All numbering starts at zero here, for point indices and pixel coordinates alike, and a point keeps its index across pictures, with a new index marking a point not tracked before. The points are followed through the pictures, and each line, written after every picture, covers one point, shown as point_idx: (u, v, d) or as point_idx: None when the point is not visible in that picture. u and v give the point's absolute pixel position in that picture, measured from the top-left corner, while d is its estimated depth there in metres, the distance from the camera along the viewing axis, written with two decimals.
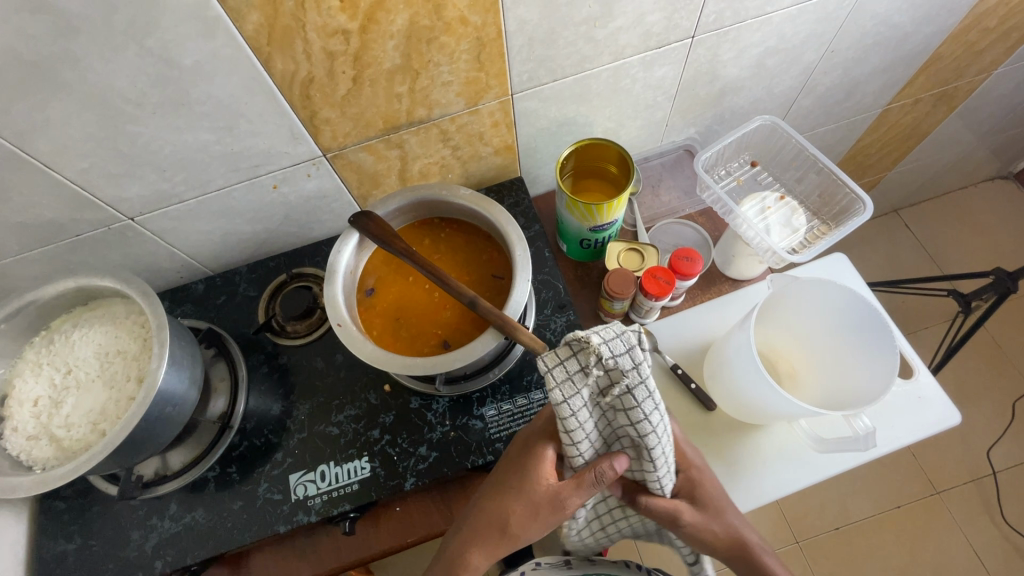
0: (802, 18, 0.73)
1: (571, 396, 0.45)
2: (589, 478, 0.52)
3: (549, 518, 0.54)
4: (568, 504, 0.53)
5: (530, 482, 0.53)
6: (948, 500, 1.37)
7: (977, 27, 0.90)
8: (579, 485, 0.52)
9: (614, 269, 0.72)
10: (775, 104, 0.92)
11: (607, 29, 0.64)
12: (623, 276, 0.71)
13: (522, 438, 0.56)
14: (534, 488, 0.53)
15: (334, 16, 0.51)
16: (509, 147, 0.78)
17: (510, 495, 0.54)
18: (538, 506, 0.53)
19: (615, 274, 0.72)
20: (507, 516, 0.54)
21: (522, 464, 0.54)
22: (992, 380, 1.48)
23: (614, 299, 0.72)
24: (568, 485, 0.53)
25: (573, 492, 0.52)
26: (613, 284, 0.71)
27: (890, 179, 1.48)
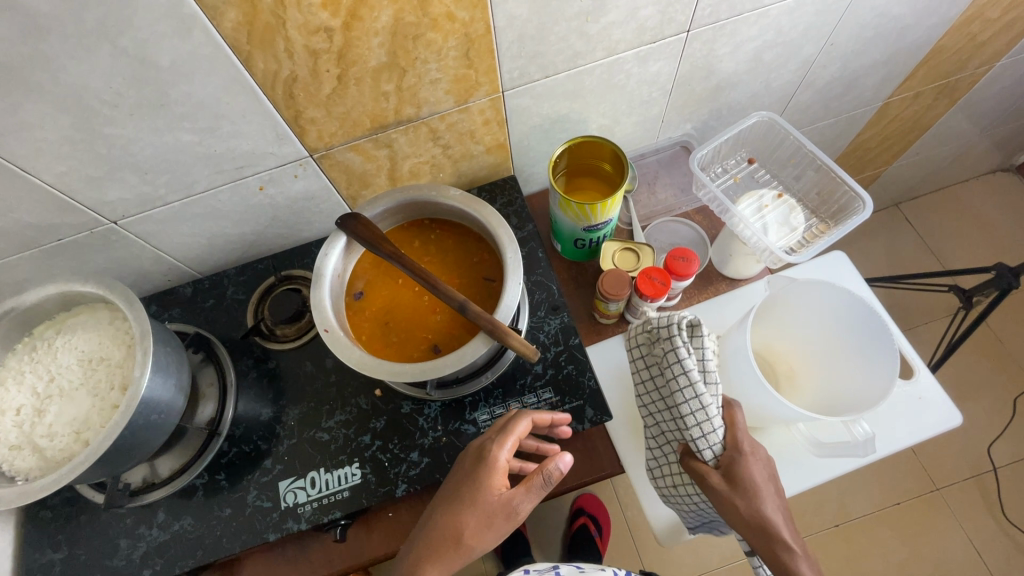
0: (800, 11, 0.72)
1: (637, 357, 0.67)
2: (538, 479, 0.55)
3: (498, 528, 0.54)
4: (518, 511, 0.55)
5: (483, 491, 0.54)
6: (948, 496, 1.36)
7: (980, 18, 0.88)
8: (527, 489, 0.55)
9: (609, 270, 0.71)
10: (773, 99, 0.90)
11: (600, 24, 0.62)
12: (617, 278, 0.70)
13: (475, 448, 0.57)
14: (486, 496, 0.54)
15: (315, 14, 0.49)
16: (501, 145, 0.76)
17: (465, 507, 0.54)
18: (491, 515, 0.54)
19: (609, 275, 0.70)
20: (461, 527, 0.53)
21: (474, 475, 0.55)
22: (993, 376, 1.47)
23: (608, 301, 0.70)
24: (518, 490, 0.55)
25: (524, 496, 0.55)
26: (608, 286, 0.70)
27: (890, 173, 1.46)
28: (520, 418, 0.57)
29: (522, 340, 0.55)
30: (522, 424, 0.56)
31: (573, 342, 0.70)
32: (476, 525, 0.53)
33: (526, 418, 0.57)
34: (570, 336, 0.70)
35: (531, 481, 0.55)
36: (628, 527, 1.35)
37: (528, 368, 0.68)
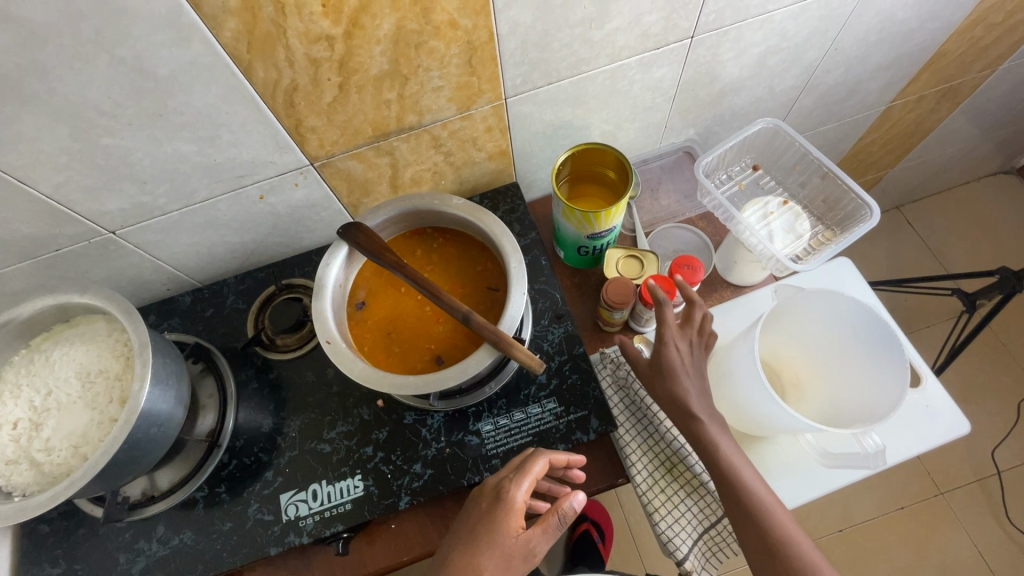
0: (804, 16, 0.71)
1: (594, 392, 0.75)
2: (554, 520, 0.54)
3: (515, 573, 0.53)
4: (535, 552, 0.53)
5: (501, 535, 0.52)
6: (952, 500, 1.36)
7: (983, 23, 0.88)
8: (543, 530, 0.54)
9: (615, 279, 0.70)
10: (776, 104, 0.89)
11: (603, 31, 0.62)
12: (623, 287, 0.69)
13: (489, 487, 0.56)
14: (505, 539, 0.52)
15: (317, 22, 0.48)
16: (503, 152, 0.75)
17: (483, 550, 0.52)
18: (509, 559, 0.52)
19: (614, 284, 0.69)
20: (479, 571, 0.52)
21: (490, 516, 0.53)
22: (997, 380, 1.47)
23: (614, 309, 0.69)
24: (535, 531, 0.53)
25: (541, 537, 0.54)
26: (613, 295, 0.69)
27: (892, 176, 1.45)
28: (537, 457, 0.56)
29: (527, 352, 0.55)
30: (539, 464, 0.55)
31: (577, 351, 0.69)
32: (495, 568, 0.52)
33: (544, 458, 0.56)
34: (574, 345, 0.69)
35: (547, 522, 0.54)
36: (630, 532, 1.34)
37: (533, 378, 0.68)
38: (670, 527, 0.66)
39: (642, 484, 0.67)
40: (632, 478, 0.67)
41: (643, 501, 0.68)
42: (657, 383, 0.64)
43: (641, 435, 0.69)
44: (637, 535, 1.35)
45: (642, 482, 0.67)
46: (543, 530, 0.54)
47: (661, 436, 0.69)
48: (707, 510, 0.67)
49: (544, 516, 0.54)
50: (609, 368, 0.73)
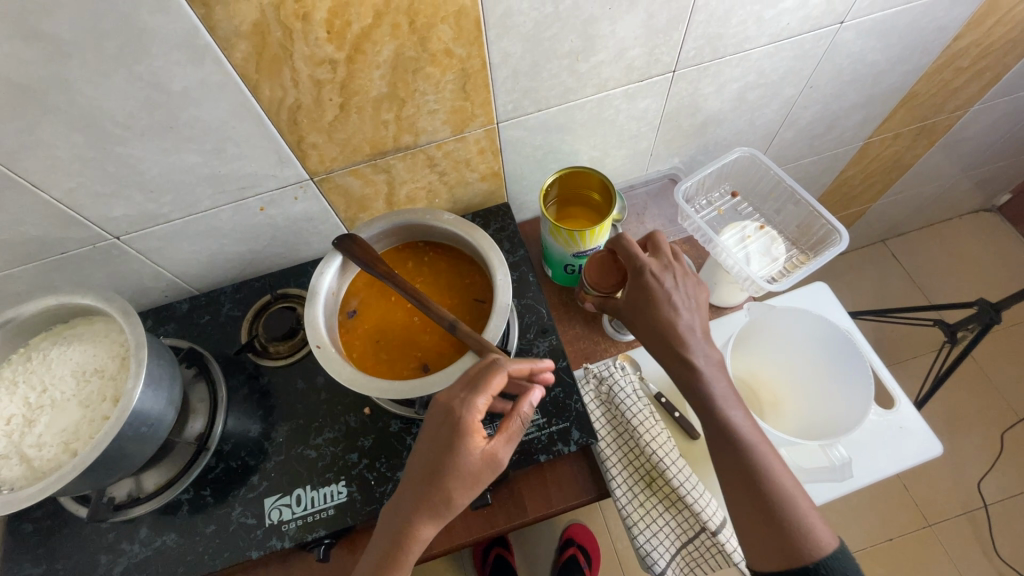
0: (779, 55, 0.76)
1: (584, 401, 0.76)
2: (515, 426, 0.54)
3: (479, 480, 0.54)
4: (501, 461, 0.54)
5: (464, 456, 0.52)
6: (940, 532, 1.35)
7: (951, 66, 0.93)
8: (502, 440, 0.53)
9: (599, 257, 0.67)
10: (757, 136, 0.94)
11: (590, 63, 0.66)
12: (606, 268, 0.66)
13: (441, 402, 0.53)
14: (469, 459, 0.52)
15: (321, 46, 0.53)
16: (495, 173, 0.79)
17: (449, 474, 0.52)
18: (476, 474, 0.53)
19: (601, 262, 0.67)
20: (449, 493, 0.52)
21: (451, 442, 0.51)
22: (982, 412, 1.48)
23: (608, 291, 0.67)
24: (499, 442, 0.53)
25: (505, 446, 0.54)
26: (597, 278, 0.66)
27: (875, 210, 1.50)
28: (494, 370, 0.52)
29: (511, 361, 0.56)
30: (497, 377, 0.52)
31: (560, 364, 0.71)
32: (462, 485, 0.52)
33: (504, 371, 0.52)
34: (558, 358, 0.71)
35: (510, 433, 0.54)
36: (618, 558, 1.33)
37: None
38: (649, 540, 0.67)
39: (622, 498, 0.68)
40: (612, 491, 0.68)
41: (623, 514, 0.69)
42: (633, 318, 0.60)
43: (621, 447, 0.70)
44: (624, 561, 1.33)
45: (622, 496, 0.68)
46: (506, 441, 0.54)
47: (641, 448, 0.70)
48: (686, 524, 0.68)
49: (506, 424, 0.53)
50: (592, 383, 0.76)
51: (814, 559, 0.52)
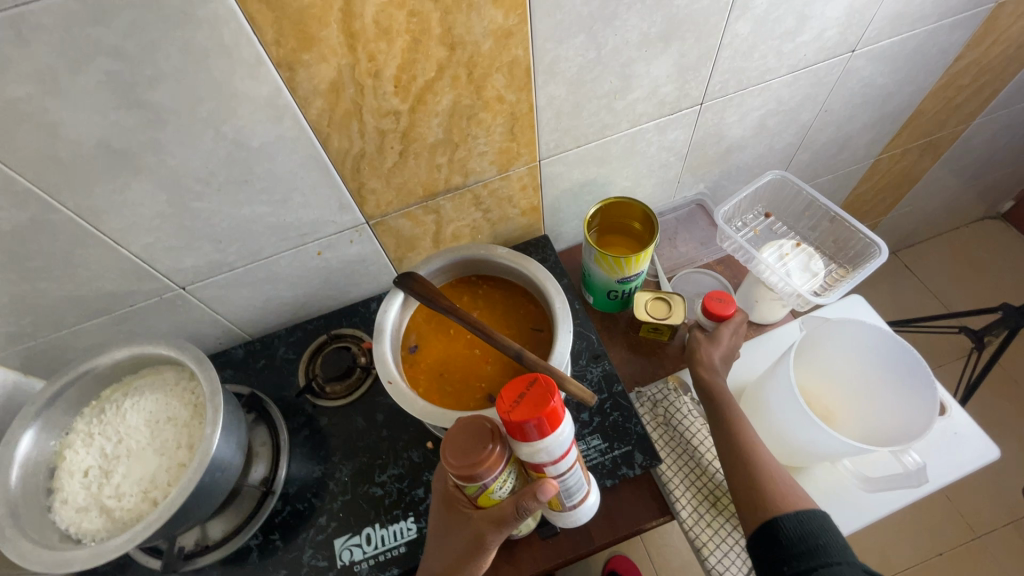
0: (797, 83, 0.81)
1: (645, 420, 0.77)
2: (511, 509, 0.51)
3: (488, 554, 0.53)
4: (489, 544, 0.52)
5: (453, 528, 0.54)
6: (991, 544, 1.33)
7: (954, 84, 0.99)
8: (505, 519, 0.51)
9: (449, 440, 0.48)
10: (777, 159, 0.98)
11: (626, 100, 0.71)
12: (461, 444, 0.47)
13: (442, 476, 0.58)
14: (456, 533, 0.54)
15: (388, 100, 0.57)
16: (534, 208, 0.83)
17: (443, 548, 0.55)
18: (461, 550, 0.53)
19: (463, 440, 0.48)
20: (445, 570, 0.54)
21: (446, 515, 0.55)
22: (1015, 417, 1.48)
23: (490, 467, 0.47)
24: (486, 521, 0.52)
25: (492, 528, 0.52)
26: (457, 456, 0.47)
27: (886, 223, 1.54)
28: (460, 437, 0.48)
29: (579, 384, 0.57)
30: (446, 448, 0.48)
31: (616, 389, 0.73)
32: (454, 561, 0.54)
33: (448, 436, 0.48)
34: (613, 383, 0.73)
35: (517, 503, 0.51)
36: None
37: (576, 416, 0.71)
38: (720, 561, 0.67)
39: (689, 519, 0.68)
40: (678, 513, 0.68)
41: (690, 536, 0.69)
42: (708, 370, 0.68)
43: (682, 469, 0.71)
44: None
45: (688, 517, 0.68)
46: (504, 519, 0.51)
47: (703, 467, 0.71)
48: None
49: (514, 514, 0.51)
50: (647, 405, 0.77)
51: (786, 509, 0.55)
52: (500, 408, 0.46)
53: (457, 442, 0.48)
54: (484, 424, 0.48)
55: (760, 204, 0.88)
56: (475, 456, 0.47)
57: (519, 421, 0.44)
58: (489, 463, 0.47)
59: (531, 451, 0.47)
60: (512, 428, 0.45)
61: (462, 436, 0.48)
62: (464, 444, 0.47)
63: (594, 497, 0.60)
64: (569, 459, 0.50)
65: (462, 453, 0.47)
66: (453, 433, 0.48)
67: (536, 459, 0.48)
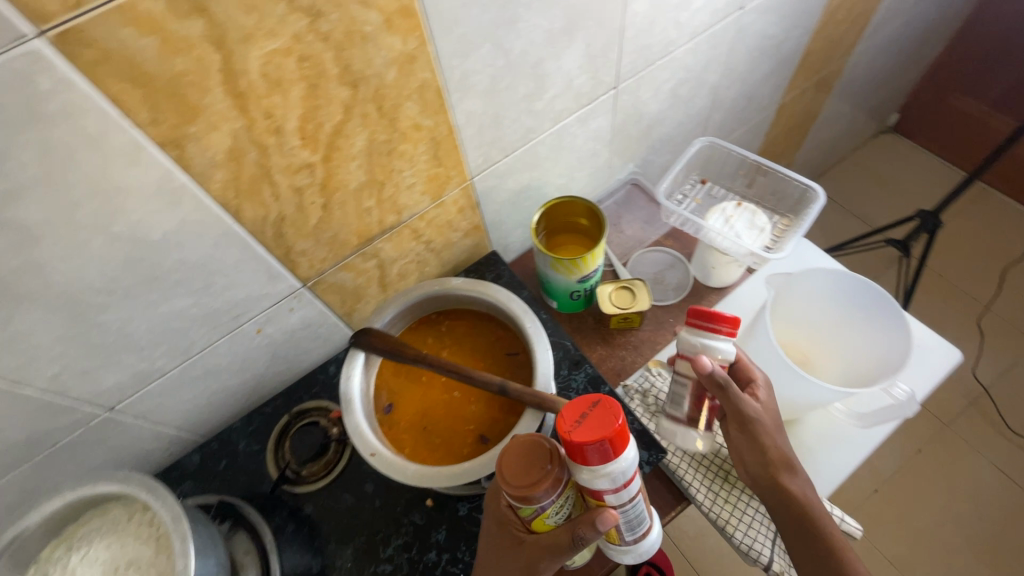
0: (698, 49, 0.82)
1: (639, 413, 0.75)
2: (566, 538, 0.49)
3: None
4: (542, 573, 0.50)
5: (505, 552, 0.52)
6: (959, 429, 1.45)
7: (832, 21, 1.04)
8: (560, 548, 0.49)
9: (507, 459, 0.48)
10: (695, 124, 1.00)
11: (543, 100, 0.68)
12: (518, 464, 0.47)
13: (492, 497, 0.55)
14: (506, 560, 0.52)
15: (297, 154, 0.51)
16: (476, 226, 0.79)
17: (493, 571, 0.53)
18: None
19: (520, 461, 0.47)
20: None
21: (496, 539, 0.53)
22: (949, 308, 1.61)
23: (549, 488, 0.46)
24: (539, 548, 0.50)
25: (545, 555, 0.50)
26: (514, 475, 0.46)
27: (799, 159, 1.63)
28: (516, 458, 0.47)
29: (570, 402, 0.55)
30: (502, 467, 0.47)
31: (604, 390, 0.71)
32: None
33: (502, 458, 0.48)
34: (600, 385, 0.71)
35: (575, 530, 0.48)
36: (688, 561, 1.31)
37: None
38: (745, 534, 0.66)
39: (706, 501, 0.68)
40: (694, 497, 0.67)
41: (711, 518, 0.68)
42: (775, 440, 0.59)
43: (687, 453, 0.70)
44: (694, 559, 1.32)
45: (704, 500, 0.68)
46: (561, 546, 0.49)
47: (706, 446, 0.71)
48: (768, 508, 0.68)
49: (574, 541, 0.48)
50: (637, 398, 0.76)
51: None
52: (559, 424, 0.45)
53: (512, 459, 0.47)
54: (544, 446, 0.47)
55: (693, 171, 0.88)
56: (532, 475, 0.46)
57: (583, 442, 0.43)
58: (545, 485, 0.46)
59: (592, 476, 0.45)
60: (573, 449, 0.44)
61: (521, 452, 0.47)
62: (519, 464, 0.47)
63: (655, 532, 0.55)
64: (632, 491, 0.47)
65: (517, 470, 0.46)
66: (509, 451, 0.48)
67: (596, 487, 0.46)
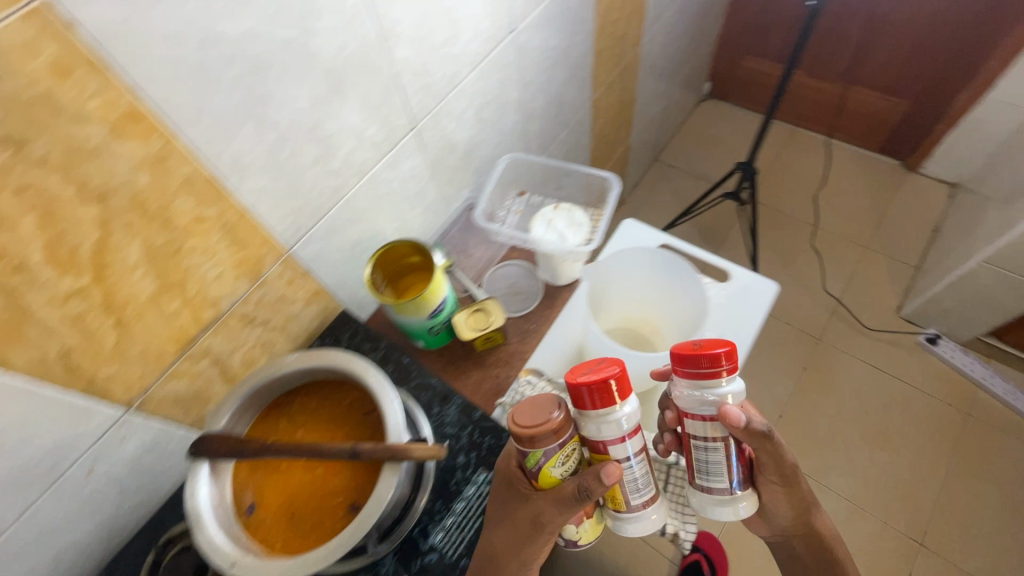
0: (485, 75, 0.88)
1: None
2: (572, 491, 0.57)
3: (544, 534, 0.60)
4: (545, 525, 0.59)
5: (518, 506, 0.60)
6: (829, 340, 1.65)
7: (608, 21, 1.16)
8: (565, 496, 0.57)
9: (522, 405, 0.58)
10: (514, 138, 1.06)
11: (338, 158, 0.69)
12: (528, 411, 0.57)
13: (508, 458, 0.64)
14: (515, 513, 0.60)
15: (57, 283, 0.48)
16: (317, 291, 0.78)
17: (503, 526, 0.61)
18: (520, 530, 0.59)
19: (530, 406, 0.58)
20: (496, 544, 0.61)
21: (508, 497, 0.61)
22: (791, 239, 1.85)
23: (553, 434, 0.56)
24: (548, 500, 0.58)
25: (552, 507, 0.58)
26: (525, 419, 0.57)
27: (634, 141, 1.78)
28: (535, 405, 0.57)
29: (422, 445, 0.56)
30: (516, 415, 0.57)
31: (477, 415, 0.72)
32: (516, 543, 0.60)
33: (515, 411, 0.58)
34: (472, 411, 0.72)
35: (580, 484, 0.56)
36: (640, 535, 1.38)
37: (454, 464, 0.69)
38: None
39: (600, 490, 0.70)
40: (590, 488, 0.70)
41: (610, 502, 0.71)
42: (798, 477, 0.69)
43: None
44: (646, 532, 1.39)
45: None
46: (567, 497, 0.57)
47: None
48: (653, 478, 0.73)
49: (581, 495, 0.56)
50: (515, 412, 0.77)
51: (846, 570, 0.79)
52: (569, 373, 0.57)
53: (526, 408, 0.57)
54: (553, 400, 0.58)
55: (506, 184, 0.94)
56: (544, 416, 0.56)
57: (595, 379, 0.55)
58: (552, 429, 0.55)
59: (597, 425, 0.57)
60: (571, 392, 0.56)
61: (534, 404, 0.58)
62: (536, 412, 0.57)
63: (656, 513, 0.63)
64: (627, 441, 0.57)
65: (526, 422, 0.56)
66: (527, 400, 0.58)
67: (599, 435, 0.57)
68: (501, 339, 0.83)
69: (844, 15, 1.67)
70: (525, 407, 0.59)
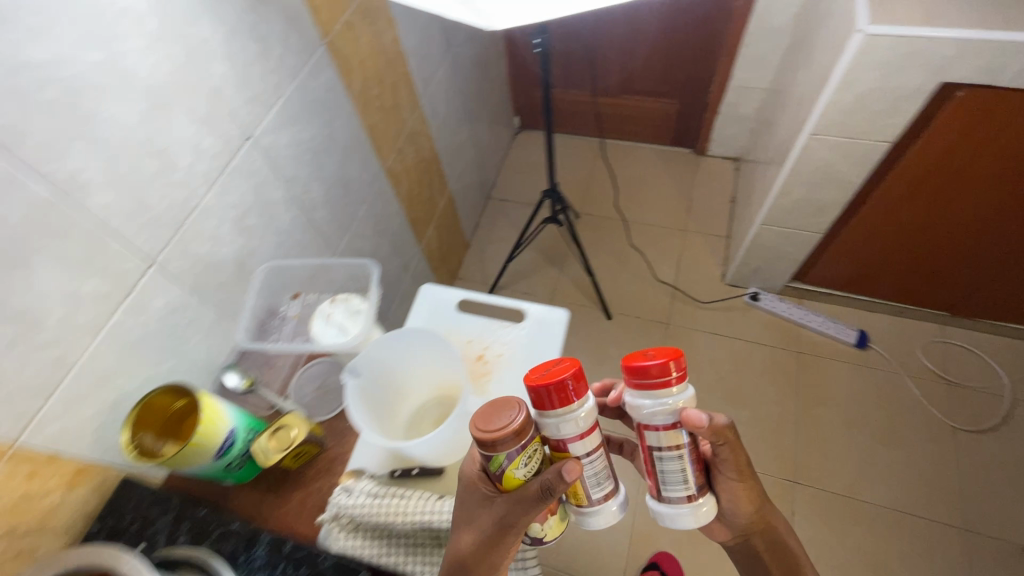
0: (231, 186, 0.86)
1: (344, 544, 0.71)
2: (537, 490, 0.57)
3: (510, 535, 0.60)
4: (510, 527, 0.59)
5: (483, 509, 0.61)
6: (676, 322, 1.80)
7: (370, 98, 1.20)
8: (529, 495, 0.58)
9: (484, 411, 0.57)
10: (299, 232, 1.04)
11: (51, 324, 0.63)
12: (489, 416, 0.56)
13: (471, 465, 0.63)
14: (481, 518, 0.61)
15: None
16: (78, 471, 0.68)
17: (468, 529, 0.62)
18: (486, 530, 0.60)
19: (490, 412, 0.57)
20: (461, 546, 0.62)
21: (472, 503, 0.62)
22: (621, 240, 2.01)
23: (512, 438, 0.55)
24: (512, 501, 0.59)
25: (515, 509, 0.59)
26: (484, 423, 0.56)
27: (455, 190, 1.85)
28: (503, 410, 0.56)
29: None
30: (477, 425, 0.56)
31: (287, 547, 0.67)
32: (480, 545, 0.60)
33: (475, 424, 0.56)
34: (281, 545, 0.67)
35: (543, 482, 0.57)
36: None
37: None
38: None
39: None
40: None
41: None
42: (754, 477, 0.73)
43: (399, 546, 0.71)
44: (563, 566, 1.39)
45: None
46: (528, 497, 0.58)
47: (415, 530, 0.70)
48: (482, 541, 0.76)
49: (545, 491, 0.56)
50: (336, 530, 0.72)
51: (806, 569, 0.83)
52: (529, 374, 0.57)
53: (488, 415, 0.56)
54: (518, 404, 0.57)
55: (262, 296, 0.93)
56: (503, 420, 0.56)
57: (549, 382, 0.55)
58: (509, 434, 0.55)
59: (557, 424, 0.57)
60: (530, 391, 0.56)
61: (496, 408, 0.57)
62: (501, 420, 0.55)
63: (619, 501, 0.63)
64: (589, 441, 0.57)
65: (490, 428, 0.55)
66: (489, 404, 0.57)
67: (559, 434, 0.57)
68: (318, 436, 0.80)
69: (585, 38, 1.93)
70: (486, 411, 0.58)
